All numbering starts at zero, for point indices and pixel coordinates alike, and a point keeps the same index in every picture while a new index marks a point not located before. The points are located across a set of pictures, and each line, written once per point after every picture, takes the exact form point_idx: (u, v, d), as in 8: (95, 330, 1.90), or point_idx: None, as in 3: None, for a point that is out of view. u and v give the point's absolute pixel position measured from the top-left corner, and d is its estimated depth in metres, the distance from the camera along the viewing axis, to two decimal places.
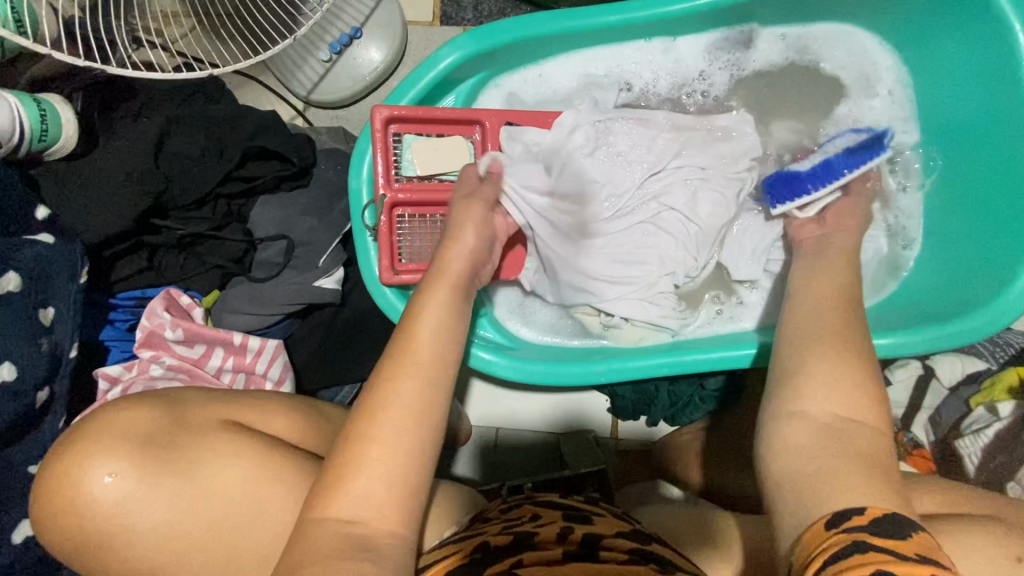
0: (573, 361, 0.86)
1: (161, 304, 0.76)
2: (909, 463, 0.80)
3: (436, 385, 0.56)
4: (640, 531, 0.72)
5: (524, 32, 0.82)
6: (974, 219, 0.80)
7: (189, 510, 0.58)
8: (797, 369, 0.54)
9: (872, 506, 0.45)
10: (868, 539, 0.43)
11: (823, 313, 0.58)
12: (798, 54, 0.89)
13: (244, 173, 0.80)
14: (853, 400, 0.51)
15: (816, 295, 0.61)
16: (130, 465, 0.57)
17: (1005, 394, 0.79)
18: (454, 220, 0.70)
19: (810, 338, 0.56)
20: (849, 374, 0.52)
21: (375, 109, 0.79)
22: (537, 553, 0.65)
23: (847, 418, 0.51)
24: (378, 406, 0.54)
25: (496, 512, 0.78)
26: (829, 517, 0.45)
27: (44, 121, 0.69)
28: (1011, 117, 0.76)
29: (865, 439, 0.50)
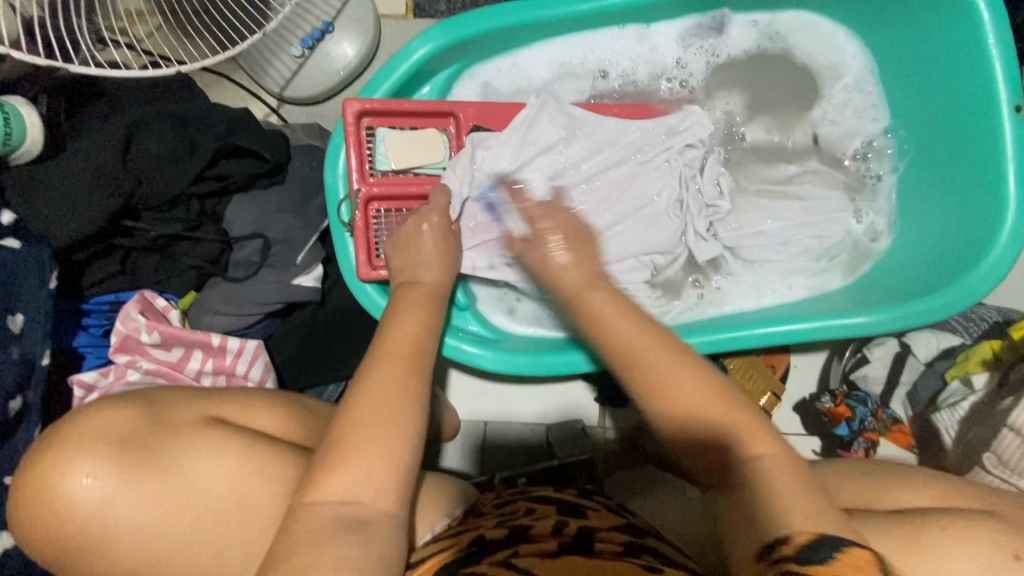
0: (558, 350, 0.86)
1: (134, 308, 0.74)
2: (889, 439, 0.85)
3: (411, 374, 0.60)
4: (631, 525, 0.73)
5: (496, 22, 0.81)
6: (944, 197, 0.82)
7: (171, 510, 0.57)
8: (678, 441, 0.55)
9: (800, 533, 0.45)
10: (798, 567, 0.42)
11: (641, 346, 0.58)
12: (769, 39, 0.89)
13: (216, 172, 0.78)
14: (708, 423, 0.54)
15: (622, 322, 0.60)
16: (109, 466, 0.55)
17: (979, 367, 0.80)
18: (439, 237, 0.76)
19: (655, 395, 0.56)
20: (692, 407, 0.54)
21: (346, 102, 0.78)
22: (532, 545, 0.65)
23: (742, 462, 0.52)
24: (362, 403, 0.57)
25: (489, 507, 0.78)
26: (762, 547, 0.45)
27: (7, 125, 0.66)
28: (973, 95, 0.77)
29: (780, 464, 0.52)
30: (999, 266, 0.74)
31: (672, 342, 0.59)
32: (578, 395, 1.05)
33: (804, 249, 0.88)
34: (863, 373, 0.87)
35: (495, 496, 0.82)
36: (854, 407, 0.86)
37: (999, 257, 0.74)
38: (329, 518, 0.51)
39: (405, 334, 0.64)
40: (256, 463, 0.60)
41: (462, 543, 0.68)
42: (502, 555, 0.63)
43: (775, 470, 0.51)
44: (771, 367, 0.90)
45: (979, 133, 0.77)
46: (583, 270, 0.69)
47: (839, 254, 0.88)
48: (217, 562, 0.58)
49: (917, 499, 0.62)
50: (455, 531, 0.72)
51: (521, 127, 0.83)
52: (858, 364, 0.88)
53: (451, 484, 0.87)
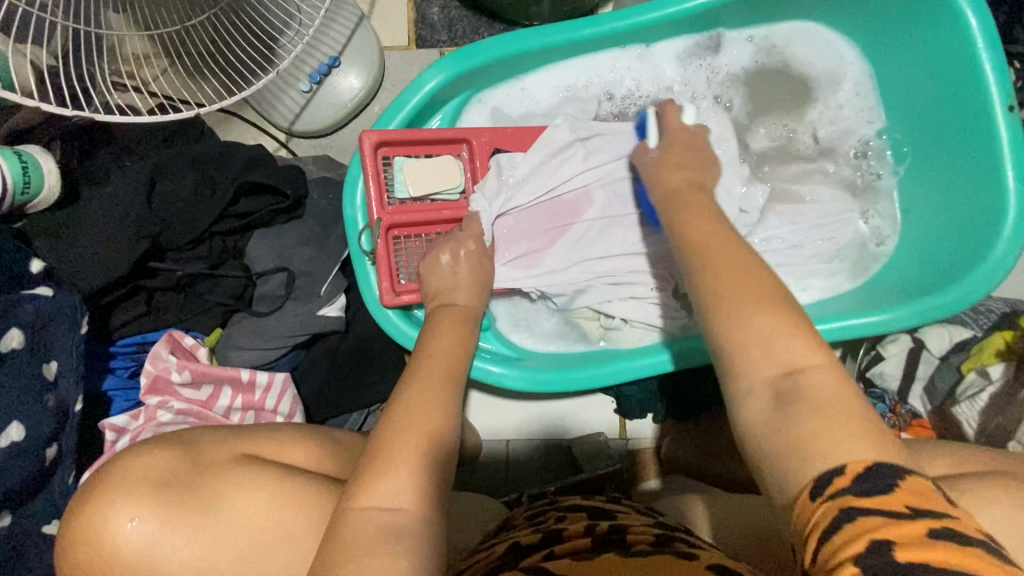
0: (579, 366, 0.88)
1: (165, 346, 0.75)
2: (909, 433, 0.87)
3: (452, 387, 0.64)
4: (663, 522, 0.74)
5: (504, 50, 0.84)
6: (947, 193, 0.85)
7: (215, 544, 0.56)
8: (725, 335, 0.50)
9: (853, 462, 0.41)
10: (856, 503, 0.39)
11: (714, 251, 0.56)
12: (766, 54, 0.93)
13: (237, 209, 0.80)
14: (782, 342, 0.48)
15: (698, 229, 0.59)
16: (151, 507, 0.55)
17: (995, 357, 0.82)
18: (455, 261, 0.78)
19: (709, 296, 0.53)
20: (760, 318, 0.49)
21: (363, 134, 0.79)
22: (567, 544, 0.66)
23: (791, 372, 0.47)
24: (400, 414, 0.59)
25: (522, 519, 0.78)
26: (812, 484, 0.42)
27: (27, 174, 0.67)
28: (967, 100, 0.80)
29: (828, 380, 0.47)
30: (1006, 258, 0.76)
31: (739, 250, 0.55)
32: (599, 407, 1.07)
33: (816, 251, 0.91)
34: (879, 370, 0.89)
35: (525, 509, 0.83)
36: (872, 404, 0.89)
37: (1004, 250, 0.76)
38: (374, 525, 0.50)
39: (437, 360, 0.67)
40: (301, 496, 0.59)
41: (501, 549, 0.69)
42: (536, 558, 0.64)
43: (824, 387, 0.46)
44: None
45: (975, 135, 0.80)
46: (683, 174, 0.69)
47: (847, 255, 0.91)
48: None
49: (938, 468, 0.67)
50: (492, 541, 0.73)
51: (534, 151, 0.85)
52: (874, 362, 0.90)
53: (482, 503, 0.87)
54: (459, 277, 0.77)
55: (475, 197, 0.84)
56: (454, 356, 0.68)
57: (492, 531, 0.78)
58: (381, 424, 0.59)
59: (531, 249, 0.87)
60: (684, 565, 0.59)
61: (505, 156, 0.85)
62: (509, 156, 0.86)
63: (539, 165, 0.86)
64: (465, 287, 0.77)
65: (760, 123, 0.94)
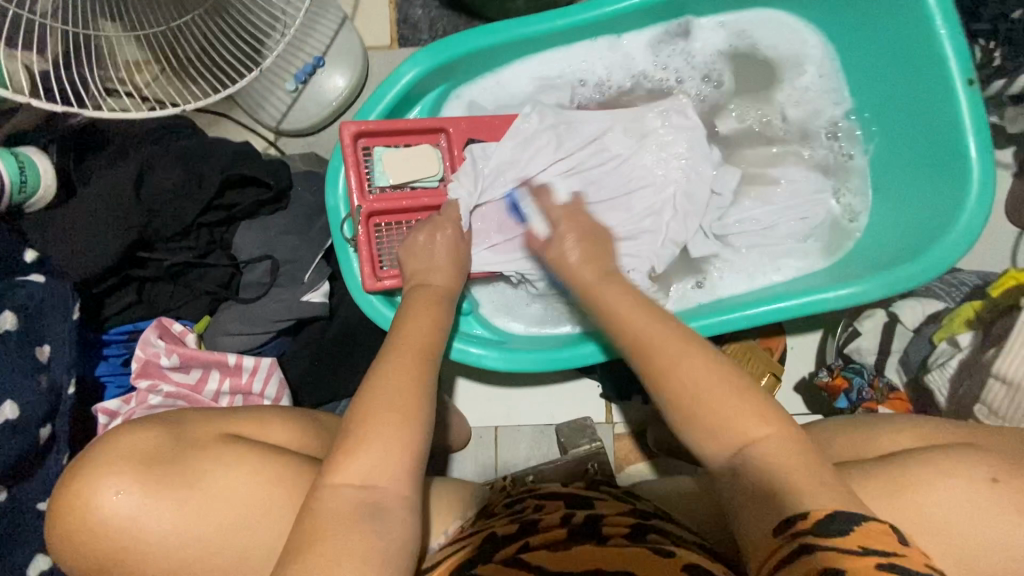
0: (560, 347, 0.89)
1: (154, 332, 0.77)
2: (887, 407, 0.88)
3: (428, 362, 0.66)
4: (641, 510, 0.75)
5: (477, 43, 0.87)
6: (914, 168, 0.87)
7: (196, 517, 0.58)
8: (669, 396, 0.59)
9: (814, 509, 0.49)
10: (817, 542, 0.48)
11: (627, 321, 0.66)
12: (735, 39, 0.95)
13: (225, 202, 0.83)
14: (733, 422, 0.56)
15: (631, 325, 0.66)
16: (135, 481, 0.58)
17: (965, 326, 0.83)
18: (430, 245, 0.80)
19: (673, 396, 0.59)
20: (719, 402, 0.56)
21: (343, 125, 0.82)
22: (541, 535, 0.68)
23: (741, 448, 0.55)
24: (372, 391, 0.61)
25: (500, 507, 0.79)
26: (778, 524, 0.50)
27: (23, 173, 0.71)
28: (929, 76, 0.82)
29: (780, 447, 0.54)
30: (970, 229, 0.78)
31: (685, 336, 0.63)
32: (583, 393, 1.09)
33: (790, 231, 0.93)
34: (857, 345, 0.91)
35: (504, 494, 0.84)
36: (851, 377, 0.89)
37: (969, 220, 0.78)
38: (350, 502, 0.54)
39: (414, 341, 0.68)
40: (281, 470, 0.61)
41: (477, 540, 0.70)
42: (511, 552, 0.66)
43: (770, 452, 0.54)
44: (768, 349, 0.93)
45: (938, 110, 0.82)
46: (594, 266, 0.75)
47: (820, 234, 0.93)
48: (238, 570, 0.59)
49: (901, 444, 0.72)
50: (471, 531, 0.74)
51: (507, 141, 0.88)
52: (851, 337, 0.92)
53: (459, 487, 0.88)
54: (437, 259, 0.79)
55: (453, 184, 0.86)
56: (434, 341, 0.70)
57: (473, 517, 0.80)
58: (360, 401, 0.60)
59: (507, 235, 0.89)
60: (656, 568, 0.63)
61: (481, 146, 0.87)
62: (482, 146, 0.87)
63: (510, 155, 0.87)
64: (442, 270, 0.79)
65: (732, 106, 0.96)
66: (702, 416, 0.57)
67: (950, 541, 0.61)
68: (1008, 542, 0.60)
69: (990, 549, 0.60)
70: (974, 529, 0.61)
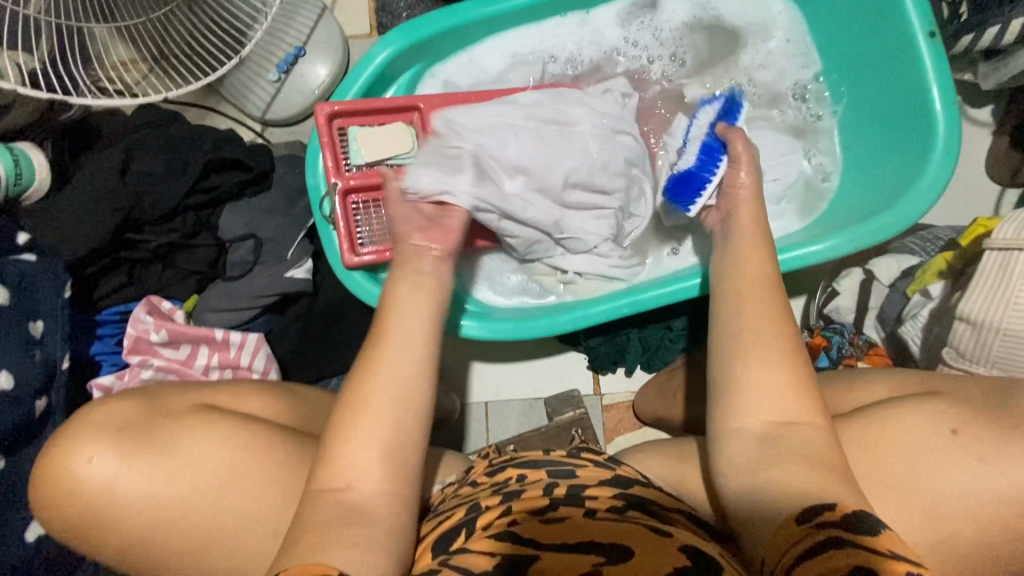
0: (541, 315, 0.91)
1: (144, 309, 0.81)
2: (866, 361, 0.88)
3: (404, 346, 0.60)
4: (620, 476, 0.70)
5: (446, 23, 0.90)
6: (882, 124, 0.88)
7: (169, 480, 0.61)
8: (738, 371, 0.60)
9: (842, 505, 0.50)
10: (843, 536, 0.47)
11: (742, 306, 0.63)
12: (702, 9, 0.96)
13: (206, 184, 0.86)
14: (783, 404, 0.58)
15: (754, 270, 0.66)
16: (108, 449, 0.61)
17: (936, 278, 0.82)
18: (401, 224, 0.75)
19: (741, 332, 0.61)
20: (779, 373, 0.58)
21: (318, 106, 0.85)
22: (526, 506, 0.63)
23: (787, 423, 0.57)
24: (372, 368, 0.58)
25: (482, 477, 0.74)
26: (801, 513, 0.51)
27: (18, 166, 0.76)
28: (892, 33, 0.83)
29: (815, 437, 0.57)
30: (938, 178, 0.79)
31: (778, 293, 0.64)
32: (571, 365, 1.11)
33: (764, 194, 0.94)
34: (836, 305, 0.91)
35: (488, 463, 0.78)
36: (831, 337, 0.90)
37: (936, 172, 0.79)
38: (336, 509, 0.53)
39: (392, 323, 0.61)
40: (256, 436, 0.65)
41: (460, 513, 0.66)
42: (500, 525, 0.61)
43: (809, 440, 0.56)
44: None
45: (903, 68, 0.83)
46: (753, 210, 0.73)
47: (794, 196, 0.94)
48: (215, 524, 0.61)
49: (875, 393, 0.72)
50: (455, 503, 0.70)
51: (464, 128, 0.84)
52: (830, 298, 0.93)
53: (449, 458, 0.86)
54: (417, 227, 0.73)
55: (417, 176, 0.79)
56: (413, 316, 0.62)
57: (453, 484, 0.78)
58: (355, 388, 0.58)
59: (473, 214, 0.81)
60: (654, 543, 0.58)
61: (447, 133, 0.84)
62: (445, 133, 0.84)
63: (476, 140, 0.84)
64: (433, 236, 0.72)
65: (700, 76, 0.97)
66: (752, 365, 0.59)
67: (923, 483, 0.61)
68: (974, 481, 0.60)
69: (964, 490, 0.60)
70: (940, 470, 0.61)
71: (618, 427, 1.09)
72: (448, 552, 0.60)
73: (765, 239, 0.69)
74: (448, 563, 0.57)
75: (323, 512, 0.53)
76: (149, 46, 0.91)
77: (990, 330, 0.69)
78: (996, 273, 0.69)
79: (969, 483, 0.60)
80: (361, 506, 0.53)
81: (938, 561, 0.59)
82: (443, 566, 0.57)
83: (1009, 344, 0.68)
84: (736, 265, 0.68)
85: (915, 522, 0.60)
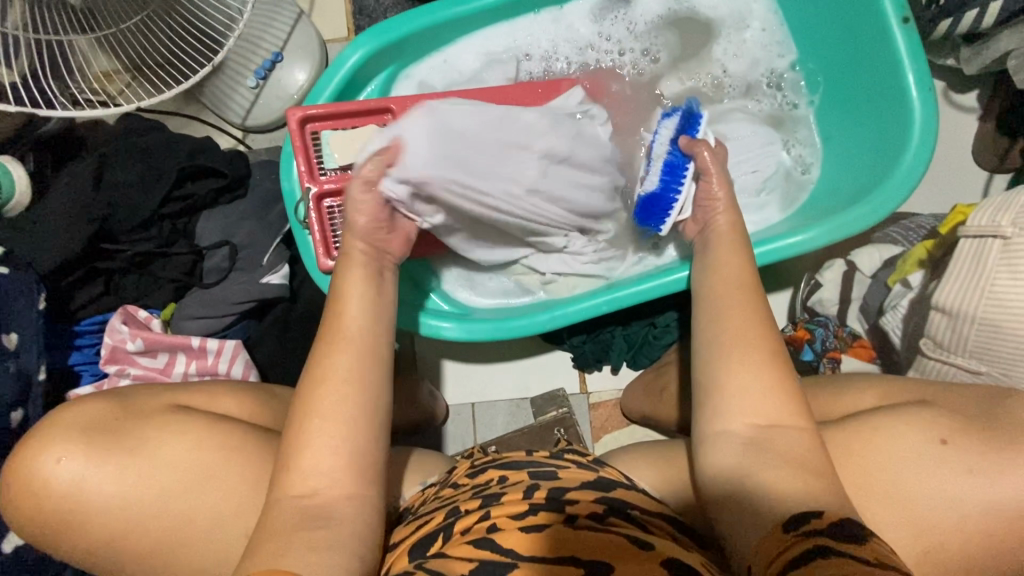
0: (520, 315, 0.90)
1: (119, 318, 0.82)
2: (852, 355, 0.89)
3: (376, 357, 0.59)
4: (604, 479, 0.68)
5: (417, 22, 0.89)
6: (860, 110, 0.87)
7: (138, 480, 0.61)
8: (721, 373, 0.59)
9: (829, 512, 0.50)
10: (830, 545, 0.46)
11: (722, 308, 0.63)
12: (675, 3, 0.95)
13: (181, 192, 0.86)
14: (773, 408, 0.57)
15: (726, 272, 0.67)
16: (78, 448, 0.61)
17: (916, 267, 0.81)
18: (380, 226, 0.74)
19: (716, 334, 0.62)
20: (771, 375, 0.58)
21: (289, 111, 0.85)
22: (505, 510, 0.60)
23: (770, 425, 0.57)
24: (322, 375, 0.57)
25: (462, 478, 0.72)
26: (788, 523, 0.50)
27: None
28: (865, 18, 0.82)
29: (797, 440, 0.56)
30: (915, 165, 0.78)
31: (753, 290, 0.64)
32: (557, 364, 1.10)
33: (742, 186, 0.93)
34: (819, 298, 0.91)
35: (470, 462, 0.76)
36: (814, 329, 0.89)
37: (914, 157, 0.78)
38: (292, 514, 0.53)
39: (340, 326, 0.60)
40: (228, 436, 0.65)
41: (440, 516, 0.64)
42: (479, 532, 0.59)
43: (791, 443, 0.56)
44: None
45: (876, 52, 0.82)
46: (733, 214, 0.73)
47: (774, 187, 0.93)
48: (185, 527, 0.61)
49: (863, 398, 0.71)
50: (434, 505, 0.68)
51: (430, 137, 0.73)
52: (814, 290, 0.92)
53: (427, 456, 0.83)
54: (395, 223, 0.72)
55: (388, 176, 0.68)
56: (369, 323, 0.61)
57: (434, 485, 0.76)
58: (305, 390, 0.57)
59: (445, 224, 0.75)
60: (632, 555, 0.55)
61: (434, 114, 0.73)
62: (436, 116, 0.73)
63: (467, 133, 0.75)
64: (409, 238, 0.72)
65: (677, 69, 0.96)
66: (732, 366, 0.59)
67: (898, 474, 0.60)
68: (945, 475, 0.59)
69: (941, 482, 0.59)
70: (913, 463, 0.60)
71: (606, 424, 1.08)
72: (425, 556, 0.59)
73: (743, 244, 0.71)
74: (422, 568, 0.56)
75: (281, 521, 0.52)
76: (126, 57, 0.90)
77: (966, 320, 0.68)
78: (970, 262, 0.68)
79: (942, 474, 0.59)
80: (315, 511, 0.53)
81: (915, 557, 0.58)
82: (417, 570, 0.55)
83: (985, 335, 0.67)
84: (711, 268, 0.69)
85: (890, 517, 0.59)
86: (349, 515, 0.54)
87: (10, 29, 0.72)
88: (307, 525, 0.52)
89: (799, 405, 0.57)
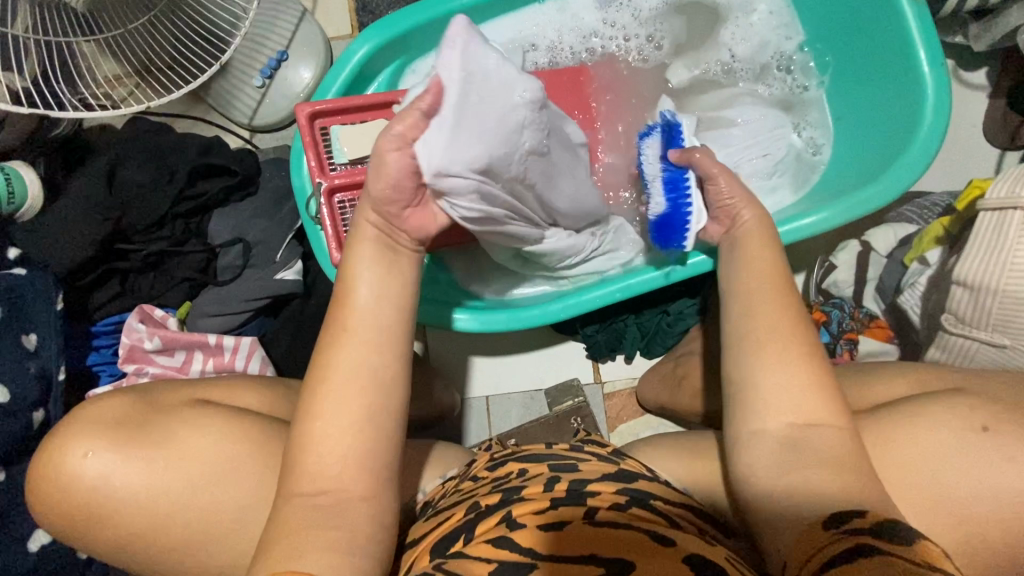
0: (531, 305, 0.89)
1: (136, 317, 0.83)
2: (868, 335, 0.87)
3: (390, 344, 0.56)
4: (625, 471, 0.67)
5: (423, 15, 0.89)
6: (874, 89, 0.86)
7: (160, 474, 0.61)
8: (748, 368, 0.58)
9: (874, 512, 0.50)
10: (875, 544, 0.47)
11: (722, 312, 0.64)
12: None
13: (193, 191, 0.86)
14: (807, 407, 0.56)
15: (756, 265, 0.65)
16: (104, 443, 0.61)
17: (933, 244, 0.81)
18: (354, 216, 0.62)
19: (743, 327, 0.60)
20: (790, 364, 0.57)
21: (297, 107, 0.84)
22: (527, 506, 0.60)
23: (806, 425, 0.55)
24: (320, 380, 0.55)
25: (484, 471, 0.72)
26: (828, 519, 0.50)
27: (10, 185, 0.78)
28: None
29: (832, 440, 0.55)
30: (931, 139, 0.77)
31: (779, 282, 0.63)
32: (570, 355, 1.10)
33: (753, 170, 0.92)
34: (833, 279, 0.90)
35: (490, 455, 0.76)
36: (829, 312, 0.89)
37: (929, 131, 0.77)
38: (302, 513, 0.52)
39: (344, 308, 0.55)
40: (249, 428, 0.65)
41: (461, 512, 0.63)
42: (493, 532, 0.58)
43: (807, 432, 0.55)
44: None
45: (888, 30, 0.82)
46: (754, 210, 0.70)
47: (786, 170, 0.93)
48: (209, 523, 0.61)
49: (886, 388, 0.71)
50: (454, 499, 0.68)
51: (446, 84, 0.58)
52: (828, 272, 0.91)
53: (445, 448, 0.83)
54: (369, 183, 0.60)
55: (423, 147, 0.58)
56: (381, 307, 0.57)
57: (454, 478, 0.75)
58: (304, 400, 0.54)
59: (491, 215, 0.67)
60: (654, 552, 0.54)
61: (449, 68, 0.58)
62: (454, 69, 0.58)
63: (490, 84, 0.60)
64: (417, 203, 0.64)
65: (685, 56, 0.96)
66: (767, 360, 0.57)
67: (926, 456, 0.60)
68: (974, 455, 0.58)
69: (972, 461, 0.58)
70: (933, 444, 0.60)
71: (621, 414, 1.08)
72: (446, 555, 0.58)
73: (772, 239, 0.67)
74: (441, 568, 0.55)
75: (301, 510, 0.51)
76: (133, 60, 0.89)
77: (987, 292, 0.67)
78: (990, 233, 0.68)
79: (970, 452, 0.59)
80: (340, 500, 0.52)
81: (943, 538, 0.57)
82: (437, 570, 0.55)
83: (1006, 307, 0.66)
84: (739, 267, 0.66)
85: (910, 497, 0.59)
86: (373, 506, 0.53)
87: (20, 32, 0.72)
88: (328, 511, 0.52)
89: (827, 396, 0.56)
